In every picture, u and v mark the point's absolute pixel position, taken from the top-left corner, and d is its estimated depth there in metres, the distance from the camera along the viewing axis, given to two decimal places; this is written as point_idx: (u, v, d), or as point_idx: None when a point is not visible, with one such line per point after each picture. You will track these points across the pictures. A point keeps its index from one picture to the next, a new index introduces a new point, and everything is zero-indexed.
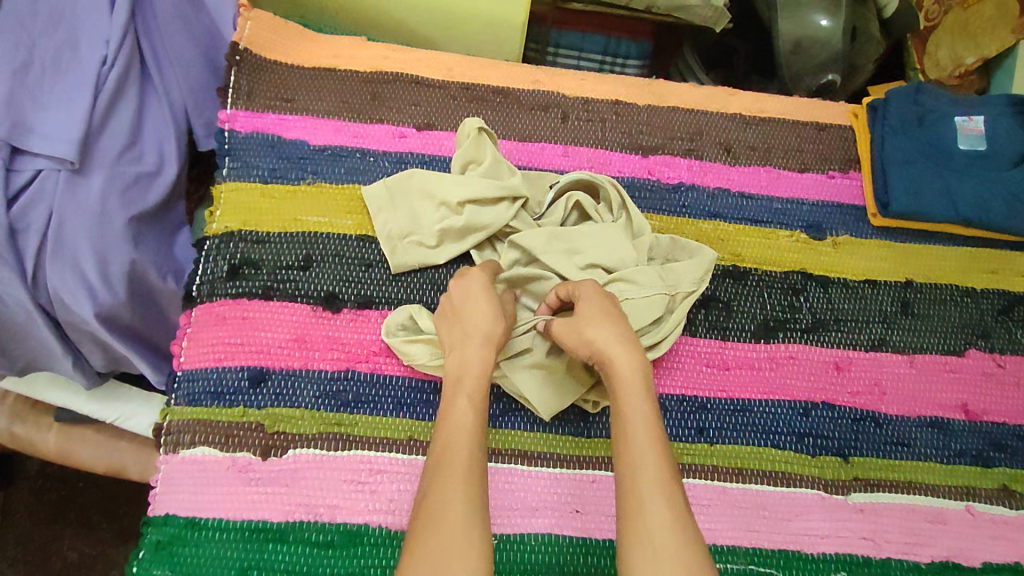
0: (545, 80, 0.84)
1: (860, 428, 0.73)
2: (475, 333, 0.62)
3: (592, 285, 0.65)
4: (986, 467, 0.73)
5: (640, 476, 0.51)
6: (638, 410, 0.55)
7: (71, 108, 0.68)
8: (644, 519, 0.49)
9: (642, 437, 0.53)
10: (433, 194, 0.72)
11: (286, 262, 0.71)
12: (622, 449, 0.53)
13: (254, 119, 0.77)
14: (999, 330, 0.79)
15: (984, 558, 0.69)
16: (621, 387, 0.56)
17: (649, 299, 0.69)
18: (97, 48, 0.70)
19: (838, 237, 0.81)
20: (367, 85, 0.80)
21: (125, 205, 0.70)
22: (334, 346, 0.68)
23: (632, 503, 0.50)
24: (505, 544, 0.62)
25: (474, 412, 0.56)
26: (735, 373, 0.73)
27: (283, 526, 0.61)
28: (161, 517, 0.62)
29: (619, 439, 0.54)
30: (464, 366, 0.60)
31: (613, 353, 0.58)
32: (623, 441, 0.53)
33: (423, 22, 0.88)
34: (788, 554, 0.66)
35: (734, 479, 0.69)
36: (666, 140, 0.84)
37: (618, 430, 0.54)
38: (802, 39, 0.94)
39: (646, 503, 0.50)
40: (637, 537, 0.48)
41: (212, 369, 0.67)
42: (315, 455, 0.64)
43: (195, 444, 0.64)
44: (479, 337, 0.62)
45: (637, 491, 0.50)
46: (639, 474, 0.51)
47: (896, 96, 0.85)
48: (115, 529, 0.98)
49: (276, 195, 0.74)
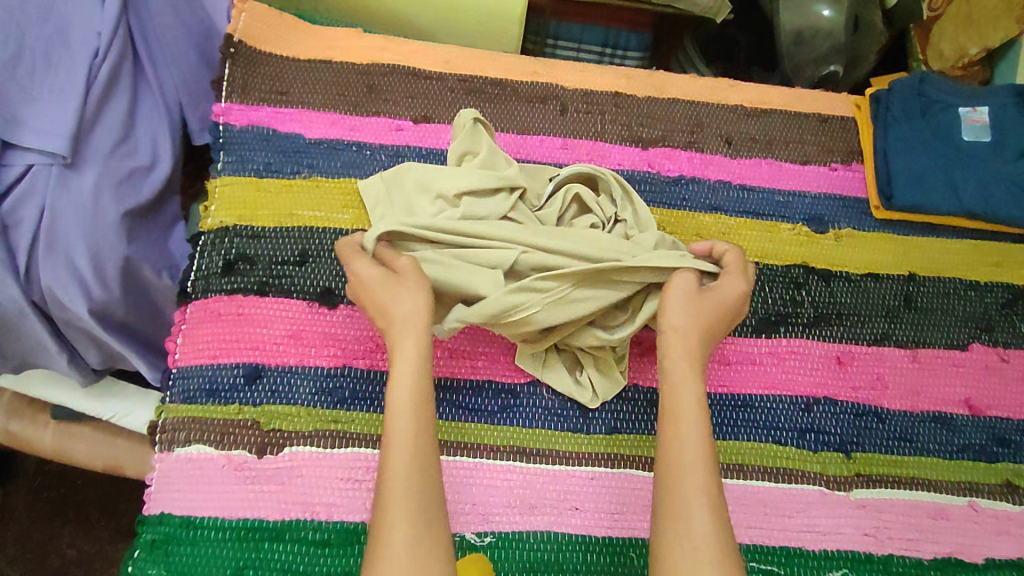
0: (543, 72, 0.83)
1: (863, 424, 0.72)
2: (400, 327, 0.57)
3: (741, 287, 0.63)
4: (989, 462, 0.72)
5: (689, 482, 0.52)
6: (691, 413, 0.55)
7: (63, 102, 0.66)
8: (688, 522, 0.51)
9: (693, 441, 0.54)
10: (429, 184, 0.70)
11: (281, 258, 0.70)
12: (671, 450, 0.54)
13: (248, 113, 0.76)
14: (1003, 323, 0.78)
15: (987, 554, 0.68)
16: (678, 384, 0.57)
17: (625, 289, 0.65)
18: (88, 41, 0.69)
19: (840, 230, 0.80)
20: (363, 78, 0.79)
21: (119, 200, 0.69)
22: (331, 342, 0.67)
23: (676, 506, 0.52)
24: (503, 542, 0.62)
25: (415, 414, 0.53)
26: (737, 368, 0.72)
27: (279, 525, 0.61)
28: (156, 516, 0.61)
29: (669, 438, 0.55)
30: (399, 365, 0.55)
31: (679, 343, 0.59)
32: (673, 441, 0.55)
33: (420, 13, 0.87)
34: (789, 551, 0.66)
35: (735, 475, 0.68)
36: (666, 132, 0.83)
37: (670, 429, 0.55)
38: (803, 29, 0.93)
39: (691, 509, 0.51)
40: (677, 541, 0.50)
41: (206, 365, 0.66)
42: (311, 452, 0.63)
43: (190, 442, 0.63)
44: (411, 333, 0.56)
45: (683, 496, 0.52)
46: (688, 478, 0.52)
47: (899, 87, 0.84)
48: (114, 526, 0.97)
49: (271, 190, 0.73)
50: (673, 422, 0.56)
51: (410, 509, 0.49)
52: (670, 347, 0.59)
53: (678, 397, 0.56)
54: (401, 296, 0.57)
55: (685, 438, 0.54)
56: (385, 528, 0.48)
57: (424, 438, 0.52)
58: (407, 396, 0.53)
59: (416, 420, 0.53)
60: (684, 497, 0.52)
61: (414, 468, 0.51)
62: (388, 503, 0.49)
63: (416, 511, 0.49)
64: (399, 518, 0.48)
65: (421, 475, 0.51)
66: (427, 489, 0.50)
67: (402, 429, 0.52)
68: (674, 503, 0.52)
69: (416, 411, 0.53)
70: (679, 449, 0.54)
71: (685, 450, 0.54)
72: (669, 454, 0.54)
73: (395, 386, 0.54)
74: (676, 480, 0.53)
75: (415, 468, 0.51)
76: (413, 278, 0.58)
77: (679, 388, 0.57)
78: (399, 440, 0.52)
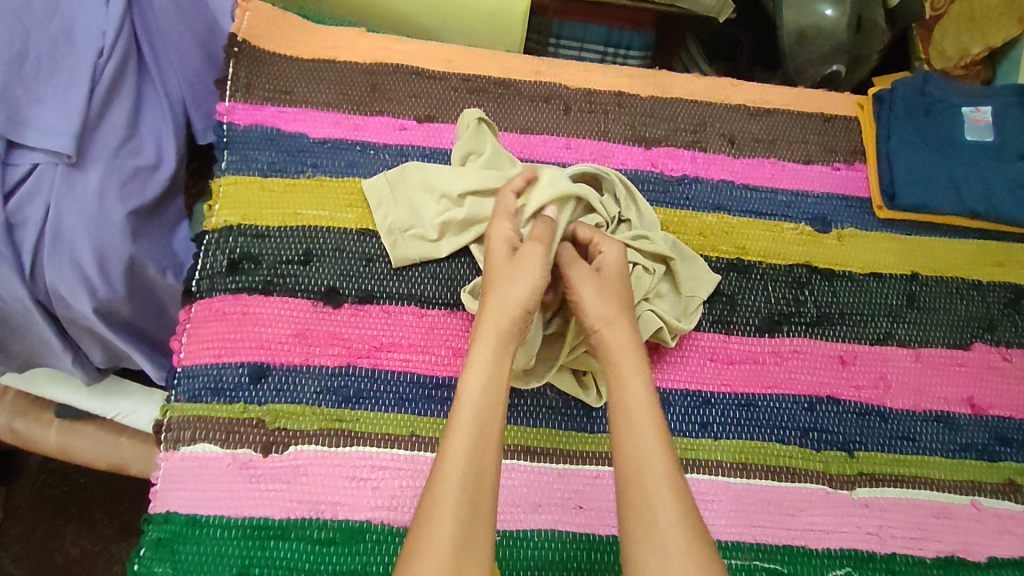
0: (546, 72, 0.84)
1: (866, 423, 0.72)
2: (489, 312, 0.59)
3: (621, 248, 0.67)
4: (991, 461, 0.73)
5: (651, 471, 0.53)
6: (644, 405, 0.56)
7: (68, 102, 0.67)
8: (656, 519, 0.50)
9: (647, 432, 0.55)
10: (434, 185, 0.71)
11: (285, 257, 0.70)
12: (627, 443, 0.55)
13: (252, 112, 0.76)
14: (1005, 323, 0.78)
15: (989, 553, 0.69)
16: (620, 373, 0.59)
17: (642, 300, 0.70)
18: (93, 40, 0.69)
19: (844, 229, 0.81)
20: (367, 77, 0.80)
21: (123, 200, 0.69)
22: (336, 341, 0.68)
23: (641, 498, 0.51)
24: (508, 541, 0.62)
25: (481, 416, 0.53)
26: (740, 368, 0.73)
27: (284, 523, 0.61)
28: (162, 514, 0.61)
29: (625, 430, 0.55)
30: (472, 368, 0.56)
31: (613, 333, 0.61)
32: (628, 433, 0.55)
33: (423, 12, 0.87)
34: (792, 549, 0.66)
35: (739, 474, 0.68)
36: (669, 132, 0.83)
37: (623, 422, 0.56)
38: (806, 28, 0.93)
39: (656, 499, 0.51)
40: (646, 534, 0.50)
41: (212, 364, 0.66)
42: (316, 451, 0.63)
43: (196, 441, 0.63)
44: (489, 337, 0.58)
45: (646, 485, 0.52)
46: (649, 469, 0.53)
47: (902, 87, 0.84)
48: (117, 525, 0.97)
49: (276, 189, 0.73)
50: (625, 413, 0.56)
51: (460, 509, 0.49)
52: (605, 339, 0.61)
53: (624, 388, 0.58)
54: (510, 288, 0.61)
55: (640, 428, 0.55)
56: (432, 528, 0.48)
57: (485, 443, 0.52)
58: (476, 397, 0.54)
59: (482, 425, 0.53)
60: (648, 487, 0.52)
61: (472, 471, 0.51)
62: (438, 502, 0.49)
63: (464, 512, 0.49)
64: (447, 518, 0.48)
65: (477, 481, 0.50)
66: (480, 491, 0.50)
67: (465, 432, 0.52)
68: (638, 494, 0.52)
69: (483, 415, 0.53)
70: (636, 442, 0.54)
71: (642, 441, 0.54)
72: (627, 446, 0.54)
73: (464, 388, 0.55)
74: (638, 470, 0.53)
75: (474, 470, 0.51)
76: (538, 271, 0.61)
77: (626, 378, 0.58)
78: (459, 436, 0.52)
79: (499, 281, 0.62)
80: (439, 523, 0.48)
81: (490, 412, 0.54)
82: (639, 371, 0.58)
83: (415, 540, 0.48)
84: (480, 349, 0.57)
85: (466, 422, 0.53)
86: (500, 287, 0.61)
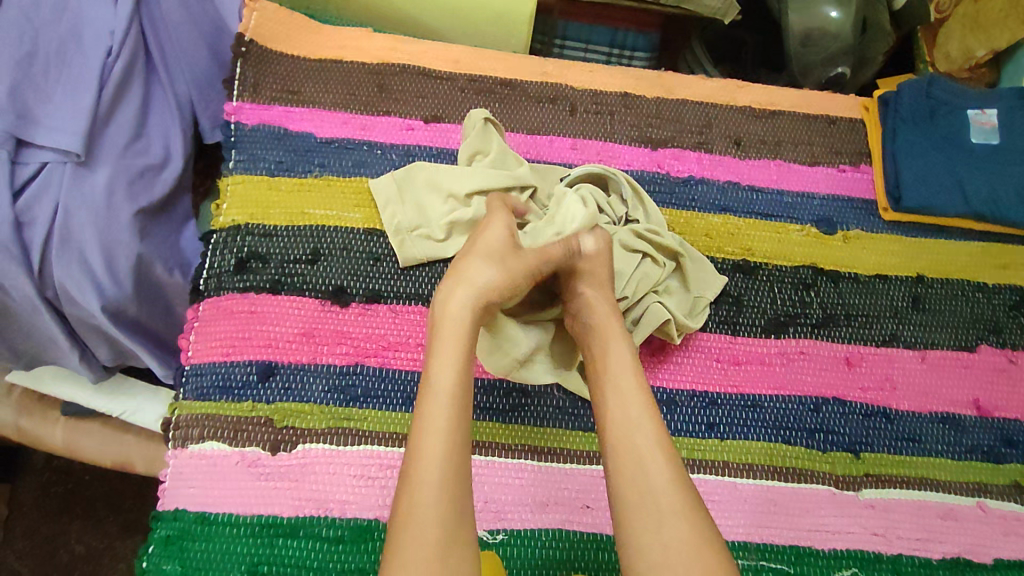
0: (553, 73, 0.84)
1: (872, 424, 0.72)
2: (460, 291, 0.57)
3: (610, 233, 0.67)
4: (997, 463, 0.73)
5: (639, 438, 0.53)
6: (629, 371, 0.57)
7: (76, 100, 0.67)
8: (649, 482, 0.51)
9: (633, 397, 0.55)
10: (440, 184, 0.71)
11: (293, 256, 0.70)
12: (615, 409, 0.55)
13: (260, 112, 0.76)
14: (1011, 325, 0.79)
15: (996, 554, 0.69)
16: (605, 343, 0.59)
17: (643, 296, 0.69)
18: (102, 40, 0.69)
19: (849, 231, 0.81)
20: (374, 77, 0.80)
21: (131, 198, 0.69)
22: (344, 340, 0.68)
23: (632, 466, 0.52)
24: (516, 540, 0.62)
25: (454, 411, 0.52)
26: (745, 368, 0.73)
27: (293, 521, 0.61)
28: (171, 511, 0.61)
29: (612, 399, 0.56)
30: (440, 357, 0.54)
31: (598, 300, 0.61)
32: (616, 399, 0.56)
33: (429, 13, 0.87)
34: (800, 550, 0.66)
35: (745, 474, 0.68)
36: (675, 133, 0.83)
37: (610, 391, 0.56)
38: (811, 30, 0.93)
39: (647, 464, 0.51)
40: (638, 500, 0.50)
41: (220, 363, 0.66)
42: (325, 450, 0.63)
43: (204, 439, 0.63)
44: (454, 327, 0.56)
45: (635, 451, 0.52)
46: (637, 437, 0.53)
47: (908, 89, 0.84)
48: (122, 522, 0.97)
49: (283, 189, 0.74)
50: (612, 384, 0.57)
51: (441, 502, 0.48)
52: (591, 306, 0.61)
53: (610, 360, 0.58)
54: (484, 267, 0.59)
55: (624, 396, 0.55)
56: (416, 525, 0.47)
57: (461, 437, 0.51)
58: (449, 385, 0.53)
59: (455, 414, 0.52)
60: (638, 453, 0.52)
61: (448, 464, 0.50)
62: (419, 494, 0.48)
63: (447, 505, 0.48)
64: (430, 511, 0.48)
65: (455, 474, 0.50)
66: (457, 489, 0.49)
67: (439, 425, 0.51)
68: (628, 459, 0.52)
69: (457, 411, 0.52)
70: (623, 409, 0.55)
71: (627, 408, 0.55)
72: (617, 414, 0.55)
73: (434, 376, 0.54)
74: (628, 438, 0.53)
75: (451, 465, 0.50)
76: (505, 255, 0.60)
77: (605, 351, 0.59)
78: (432, 431, 0.51)
79: (473, 260, 0.60)
80: (423, 520, 0.47)
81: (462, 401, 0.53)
82: (622, 340, 0.59)
83: (399, 532, 0.47)
84: (449, 339, 0.55)
85: (441, 417, 0.51)
86: (467, 267, 0.59)
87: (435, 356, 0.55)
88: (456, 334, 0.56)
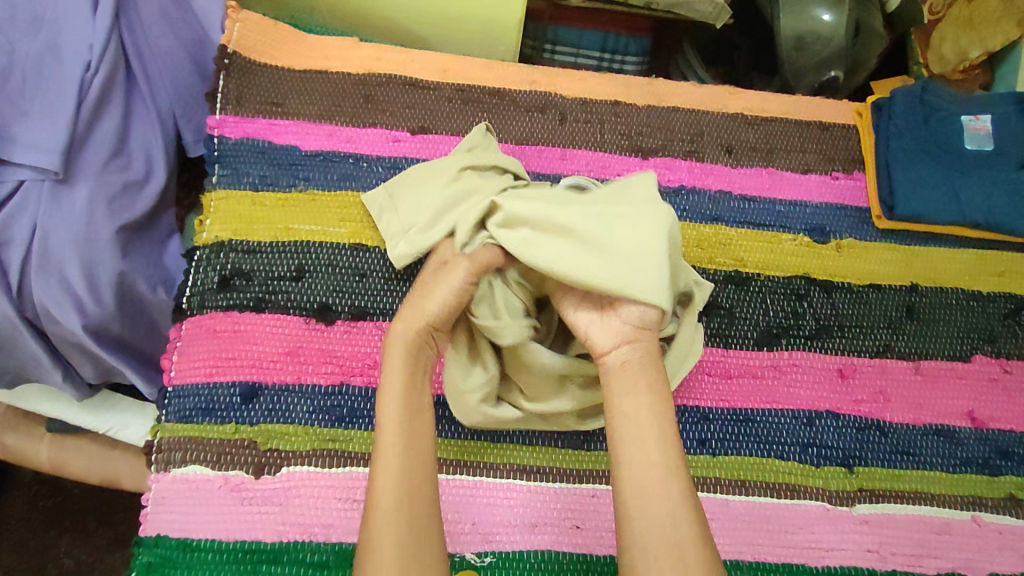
0: (542, 81, 0.83)
1: (866, 437, 0.71)
2: (399, 333, 0.58)
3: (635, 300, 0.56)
4: (992, 475, 0.72)
5: (674, 486, 0.50)
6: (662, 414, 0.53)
7: (53, 117, 0.66)
8: (674, 534, 0.47)
9: (664, 442, 0.52)
10: (432, 177, 0.70)
11: (277, 273, 0.69)
12: (649, 451, 0.51)
13: (243, 125, 0.75)
14: (1005, 334, 0.78)
15: (991, 569, 0.68)
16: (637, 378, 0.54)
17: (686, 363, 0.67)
18: (80, 54, 0.68)
19: (842, 240, 0.80)
20: (360, 87, 0.78)
21: (112, 216, 0.68)
22: (329, 359, 0.67)
23: (658, 513, 0.48)
24: (504, 562, 0.61)
25: (404, 433, 0.53)
26: (738, 382, 0.72)
27: (277, 547, 0.60)
28: (152, 537, 0.60)
29: (646, 437, 0.52)
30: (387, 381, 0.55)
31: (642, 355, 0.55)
32: (645, 443, 0.51)
33: (417, 21, 0.86)
34: (792, 567, 0.65)
35: (737, 491, 0.67)
36: (666, 142, 0.82)
37: (637, 430, 0.52)
38: (804, 35, 0.92)
39: (678, 516, 0.48)
40: (664, 553, 0.47)
41: (202, 384, 0.65)
42: (309, 472, 0.62)
43: (187, 462, 0.62)
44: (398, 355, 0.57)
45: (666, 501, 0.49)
46: (669, 483, 0.50)
47: (902, 95, 0.84)
48: (112, 535, 0.96)
49: (267, 204, 0.72)
50: (637, 423, 0.52)
51: (400, 535, 0.48)
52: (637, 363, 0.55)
53: (644, 396, 0.54)
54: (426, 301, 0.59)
55: (657, 443, 0.51)
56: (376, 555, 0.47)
57: (414, 459, 0.52)
58: (397, 416, 0.53)
59: (406, 443, 0.53)
60: (666, 500, 0.49)
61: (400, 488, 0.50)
62: (376, 528, 0.49)
63: (409, 538, 0.48)
64: (390, 543, 0.48)
65: (410, 502, 0.50)
66: (418, 509, 0.50)
67: (392, 464, 0.51)
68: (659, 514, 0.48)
69: (406, 434, 0.53)
70: (655, 451, 0.51)
71: (662, 448, 0.51)
72: (648, 457, 0.51)
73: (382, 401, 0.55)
74: (662, 486, 0.50)
75: (406, 490, 0.50)
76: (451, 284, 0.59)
77: (635, 390, 0.54)
78: (385, 456, 0.52)
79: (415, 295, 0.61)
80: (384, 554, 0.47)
81: (412, 439, 0.53)
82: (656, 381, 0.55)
83: (361, 565, 0.47)
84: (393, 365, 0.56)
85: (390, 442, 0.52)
86: (415, 300, 0.60)
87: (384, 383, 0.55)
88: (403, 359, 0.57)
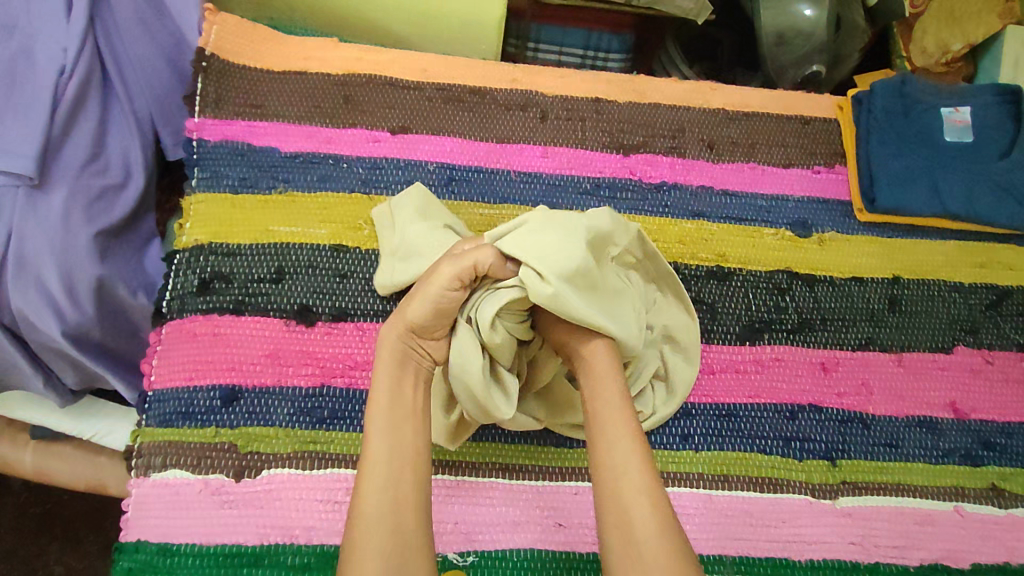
0: (522, 79, 0.83)
1: (848, 430, 0.72)
2: (392, 331, 0.58)
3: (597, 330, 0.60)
4: (975, 465, 0.72)
5: (627, 481, 0.52)
6: (617, 412, 0.56)
7: (29, 121, 0.65)
8: (631, 529, 0.50)
9: (621, 439, 0.54)
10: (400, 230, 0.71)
11: (257, 276, 0.69)
12: (602, 452, 0.54)
13: (222, 127, 0.75)
14: (987, 324, 0.78)
15: (973, 559, 0.68)
16: (597, 385, 0.58)
17: (681, 380, 0.69)
18: (54, 58, 0.67)
19: (824, 233, 0.80)
20: (340, 88, 0.78)
21: (90, 220, 0.68)
22: (309, 361, 0.67)
23: (615, 507, 0.52)
24: (486, 561, 0.61)
25: (393, 436, 0.54)
26: (720, 377, 0.72)
27: (258, 550, 0.60)
28: (133, 543, 0.60)
29: (601, 440, 0.55)
30: (380, 382, 0.56)
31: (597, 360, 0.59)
32: (603, 441, 0.55)
33: (398, 21, 0.86)
34: (776, 562, 0.65)
35: (720, 486, 0.68)
36: (647, 138, 0.82)
37: (596, 430, 0.56)
38: (784, 30, 0.92)
39: (632, 510, 0.51)
40: (622, 546, 0.50)
41: (183, 388, 0.65)
42: (290, 474, 0.62)
43: (167, 467, 0.62)
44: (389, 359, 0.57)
45: (621, 496, 0.52)
46: (624, 479, 0.52)
47: (881, 88, 0.84)
48: (102, 541, 0.96)
49: (246, 206, 0.72)
50: (603, 422, 0.56)
51: (384, 539, 0.49)
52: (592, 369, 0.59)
53: (602, 398, 0.57)
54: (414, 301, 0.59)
55: (614, 438, 0.55)
56: (360, 557, 0.48)
57: (402, 463, 0.53)
58: (389, 419, 0.54)
59: (395, 447, 0.53)
60: (622, 497, 0.52)
61: (389, 491, 0.51)
62: (362, 527, 0.50)
63: (394, 540, 0.49)
64: (374, 544, 0.48)
65: (397, 506, 0.51)
66: (406, 512, 0.51)
67: (376, 467, 0.52)
68: (615, 511, 0.51)
69: (397, 436, 0.54)
70: (610, 453, 0.54)
71: (619, 451, 0.54)
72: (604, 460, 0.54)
73: (372, 403, 0.55)
74: (614, 482, 0.53)
75: (393, 494, 0.51)
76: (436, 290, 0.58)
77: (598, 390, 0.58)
78: (374, 458, 0.52)
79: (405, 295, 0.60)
80: (366, 556, 0.48)
81: (401, 443, 0.54)
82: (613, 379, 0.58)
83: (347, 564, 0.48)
84: (386, 367, 0.57)
85: (381, 444, 0.53)
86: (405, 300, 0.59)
87: (376, 387, 0.56)
88: (393, 363, 0.57)
